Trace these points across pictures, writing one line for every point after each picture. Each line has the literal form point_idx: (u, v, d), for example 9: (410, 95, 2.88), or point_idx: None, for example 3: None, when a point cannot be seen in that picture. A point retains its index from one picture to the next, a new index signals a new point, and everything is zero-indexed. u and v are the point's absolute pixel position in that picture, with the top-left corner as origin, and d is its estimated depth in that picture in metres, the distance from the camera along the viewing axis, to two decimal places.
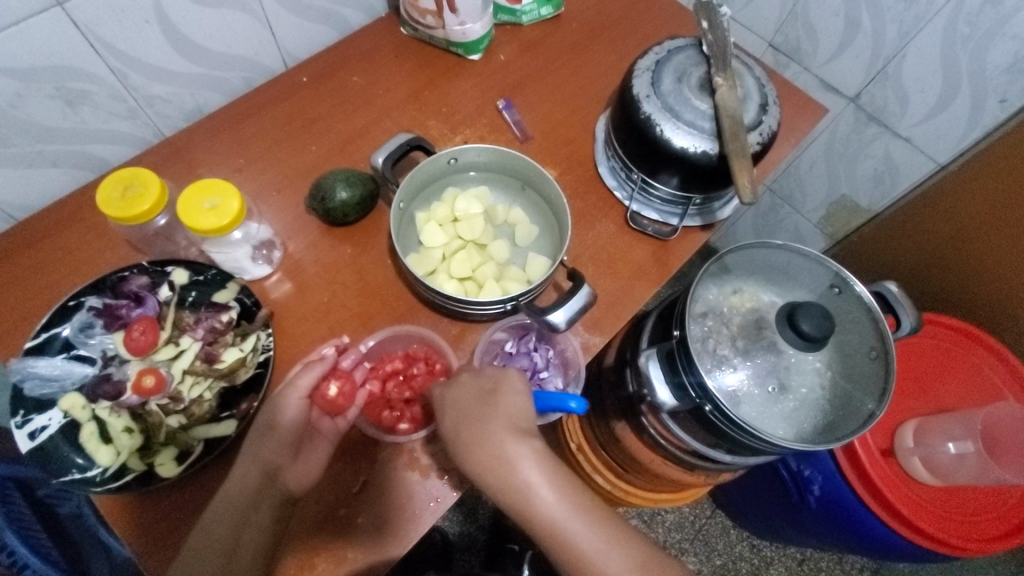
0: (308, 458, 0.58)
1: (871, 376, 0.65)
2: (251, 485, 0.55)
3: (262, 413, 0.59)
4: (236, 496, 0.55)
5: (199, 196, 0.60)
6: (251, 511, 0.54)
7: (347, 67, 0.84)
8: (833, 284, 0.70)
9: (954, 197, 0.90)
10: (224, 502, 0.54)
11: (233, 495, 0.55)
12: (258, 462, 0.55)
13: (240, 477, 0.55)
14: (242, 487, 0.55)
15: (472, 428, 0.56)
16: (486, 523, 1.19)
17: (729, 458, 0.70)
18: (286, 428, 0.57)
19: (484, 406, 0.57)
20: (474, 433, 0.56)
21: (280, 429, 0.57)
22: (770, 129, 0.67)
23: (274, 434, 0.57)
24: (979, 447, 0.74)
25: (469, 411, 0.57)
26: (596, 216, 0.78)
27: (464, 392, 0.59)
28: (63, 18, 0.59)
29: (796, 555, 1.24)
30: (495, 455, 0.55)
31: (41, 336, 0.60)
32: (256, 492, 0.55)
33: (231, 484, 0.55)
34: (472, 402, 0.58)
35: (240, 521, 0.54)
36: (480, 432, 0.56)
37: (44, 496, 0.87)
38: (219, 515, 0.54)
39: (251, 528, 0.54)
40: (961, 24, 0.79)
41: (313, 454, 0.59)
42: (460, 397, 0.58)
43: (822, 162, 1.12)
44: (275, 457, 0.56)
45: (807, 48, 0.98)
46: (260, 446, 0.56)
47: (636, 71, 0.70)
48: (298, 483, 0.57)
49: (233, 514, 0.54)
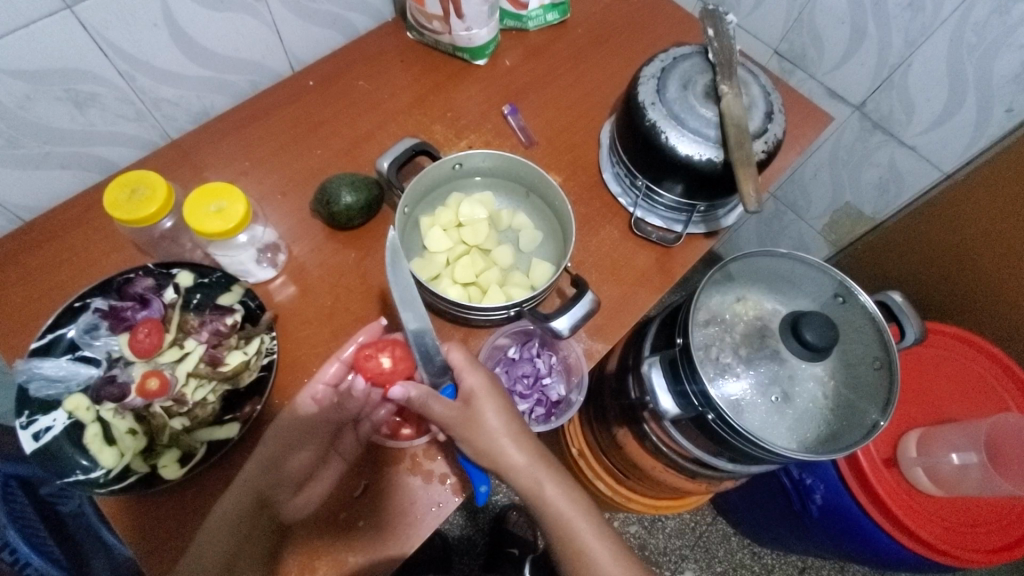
0: (311, 490, 0.60)
1: (876, 386, 0.64)
2: (244, 514, 0.55)
3: (270, 445, 0.58)
4: (233, 519, 0.55)
5: (205, 200, 0.61)
6: (245, 540, 0.55)
7: (353, 72, 0.85)
8: (838, 293, 0.69)
9: (961, 205, 0.89)
10: (216, 519, 0.55)
11: (229, 517, 0.55)
12: (260, 494, 0.56)
13: (236, 500, 0.56)
14: (235, 515, 0.55)
15: (501, 436, 0.57)
16: (486, 527, 1.19)
17: (731, 466, 0.69)
18: (293, 470, 0.58)
19: (508, 415, 0.58)
20: (505, 441, 0.57)
21: (283, 470, 0.57)
22: (776, 137, 0.67)
23: (279, 472, 0.57)
24: (983, 458, 0.73)
25: (495, 422, 0.57)
26: (602, 222, 0.78)
27: (495, 395, 0.58)
28: (72, 20, 0.59)
29: (798, 563, 1.23)
30: (501, 452, 0.56)
31: (46, 337, 0.60)
32: (250, 521, 0.56)
33: (229, 506, 0.56)
34: (497, 408, 0.58)
35: (234, 548, 0.54)
36: (510, 441, 0.57)
37: (46, 494, 0.87)
38: (211, 536, 0.55)
39: (245, 558, 0.55)
40: (967, 33, 0.79)
41: (312, 488, 0.60)
42: (486, 404, 0.57)
43: (827, 168, 1.12)
44: (274, 495, 0.57)
45: (814, 55, 0.97)
46: (255, 475, 0.56)
47: (642, 79, 0.70)
48: (295, 515, 0.59)
49: (229, 536, 0.55)
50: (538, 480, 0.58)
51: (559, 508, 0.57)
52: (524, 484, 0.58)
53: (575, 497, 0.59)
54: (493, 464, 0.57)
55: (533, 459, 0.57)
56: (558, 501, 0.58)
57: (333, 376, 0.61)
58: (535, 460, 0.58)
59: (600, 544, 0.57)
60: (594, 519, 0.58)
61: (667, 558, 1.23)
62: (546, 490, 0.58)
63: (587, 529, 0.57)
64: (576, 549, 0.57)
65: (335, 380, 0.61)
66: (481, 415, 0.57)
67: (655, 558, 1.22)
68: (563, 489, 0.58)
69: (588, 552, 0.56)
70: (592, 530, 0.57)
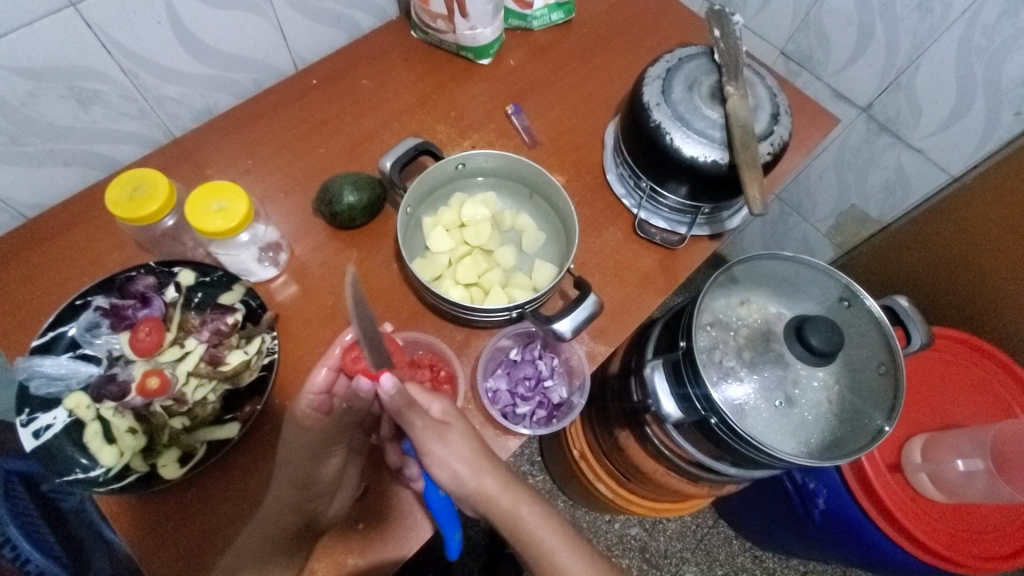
0: (343, 494, 0.62)
1: (881, 391, 0.64)
2: (279, 522, 0.57)
3: (303, 459, 0.58)
4: (275, 535, 0.57)
5: (206, 198, 0.61)
6: (278, 542, 0.56)
7: (356, 70, 0.84)
8: (843, 297, 0.69)
9: (968, 209, 0.89)
10: (256, 536, 0.56)
11: (269, 533, 0.57)
12: (299, 511, 0.58)
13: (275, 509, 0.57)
14: (274, 522, 0.57)
15: (472, 460, 0.55)
16: (487, 528, 1.19)
17: (733, 471, 0.69)
18: (324, 480, 0.60)
19: (473, 441, 0.57)
20: (480, 467, 0.56)
21: (316, 484, 0.59)
22: (782, 139, 0.67)
23: (314, 486, 0.59)
24: (988, 464, 0.72)
25: (467, 442, 0.56)
26: (605, 223, 0.77)
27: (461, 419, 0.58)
28: (76, 18, 0.59)
29: (800, 567, 1.23)
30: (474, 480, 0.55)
31: (47, 335, 0.60)
32: (294, 534, 0.58)
33: (267, 516, 0.57)
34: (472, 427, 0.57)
35: (269, 550, 0.56)
36: (484, 466, 0.56)
37: (48, 491, 0.86)
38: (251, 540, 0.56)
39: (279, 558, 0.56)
40: (977, 36, 0.78)
41: (342, 494, 0.62)
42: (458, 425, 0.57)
43: (832, 170, 1.11)
44: (314, 507, 0.59)
45: (820, 56, 0.97)
46: (291, 488, 0.58)
47: (646, 79, 0.69)
48: (329, 517, 0.61)
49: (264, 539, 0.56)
50: (514, 503, 0.57)
51: (535, 530, 0.57)
52: (500, 511, 0.56)
53: (550, 516, 0.59)
54: (470, 486, 0.55)
55: (504, 487, 0.56)
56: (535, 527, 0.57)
57: (322, 384, 0.59)
58: (507, 486, 0.57)
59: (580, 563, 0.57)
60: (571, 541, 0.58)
61: (668, 561, 1.22)
62: (524, 514, 0.57)
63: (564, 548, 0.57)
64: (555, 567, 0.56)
65: (325, 386, 0.59)
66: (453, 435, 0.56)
67: (656, 560, 1.22)
68: (538, 513, 0.58)
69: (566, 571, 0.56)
70: (572, 550, 0.57)
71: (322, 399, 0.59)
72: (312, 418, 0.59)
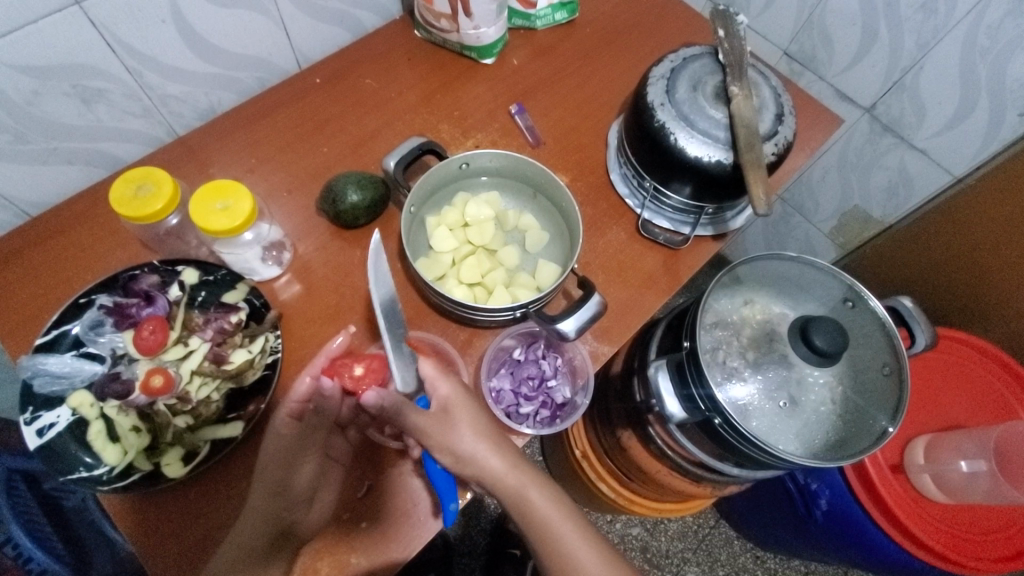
0: (322, 501, 0.60)
1: (885, 392, 0.64)
2: (259, 535, 0.55)
3: (278, 467, 0.57)
4: (253, 545, 0.55)
5: (210, 197, 0.60)
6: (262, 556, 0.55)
7: (359, 69, 0.84)
8: (847, 297, 0.69)
9: (971, 209, 0.89)
10: (236, 546, 0.55)
11: (247, 545, 0.55)
12: (279, 518, 0.56)
13: (258, 524, 0.55)
14: (254, 536, 0.55)
15: (477, 443, 0.56)
16: (487, 528, 1.19)
17: (737, 471, 0.69)
18: (301, 486, 0.58)
19: (483, 428, 0.57)
20: (485, 449, 0.56)
21: (292, 490, 0.57)
22: (786, 139, 0.67)
23: (290, 493, 0.57)
24: (992, 466, 0.72)
25: (473, 432, 0.56)
26: (608, 223, 0.77)
27: (469, 403, 0.58)
28: (80, 16, 0.59)
29: (801, 568, 1.23)
30: (481, 462, 0.56)
31: (52, 332, 0.60)
32: (273, 542, 0.56)
33: (245, 528, 0.55)
34: (472, 421, 0.56)
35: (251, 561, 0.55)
36: (488, 448, 0.56)
37: (50, 488, 0.85)
38: (231, 552, 0.55)
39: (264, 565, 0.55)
40: (981, 36, 0.78)
41: (321, 500, 0.60)
42: (456, 415, 0.56)
43: (835, 170, 1.11)
44: (290, 515, 0.57)
45: (823, 56, 0.96)
46: (267, 502, 0.55)
47: (651, 79, 0.69)
48: (311, 525, 0.59)
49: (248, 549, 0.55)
50: (523, 485, 0.56)
51: (546, 513, 0.57)
52: (508, 494, 0.57)
53: (559, 500, 0.58)
54: (475, 465, 0.55)
55: (513, 466, 0.56)
56: (546, 509, 0.57)
57: (304, 392, 0.58)
58: (517, 466, 0.57)
59: (585, 546, 0.56)
60: (579, 526, 0.58)
61: (669, 561, 1.22)
62: (532, 494, 0.57)
63: (569, 530, 0.57)
64: (564, 557, 0.56)
65: (305, 397, 0.58)
66: (458, 426, 0.55)
67: (657, 560, 1.22)
68: (549, 497, 0.58)
69: (572, 555, 0.56)
70: (580, 537, 0.57)
71: (299, 407, 0.58)
72: (288, 426, 0.58)
